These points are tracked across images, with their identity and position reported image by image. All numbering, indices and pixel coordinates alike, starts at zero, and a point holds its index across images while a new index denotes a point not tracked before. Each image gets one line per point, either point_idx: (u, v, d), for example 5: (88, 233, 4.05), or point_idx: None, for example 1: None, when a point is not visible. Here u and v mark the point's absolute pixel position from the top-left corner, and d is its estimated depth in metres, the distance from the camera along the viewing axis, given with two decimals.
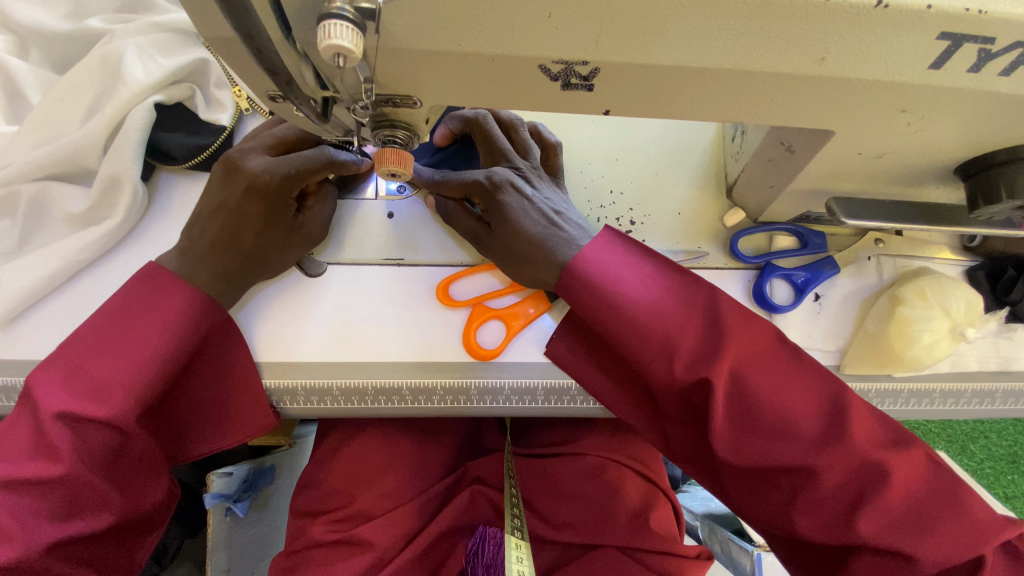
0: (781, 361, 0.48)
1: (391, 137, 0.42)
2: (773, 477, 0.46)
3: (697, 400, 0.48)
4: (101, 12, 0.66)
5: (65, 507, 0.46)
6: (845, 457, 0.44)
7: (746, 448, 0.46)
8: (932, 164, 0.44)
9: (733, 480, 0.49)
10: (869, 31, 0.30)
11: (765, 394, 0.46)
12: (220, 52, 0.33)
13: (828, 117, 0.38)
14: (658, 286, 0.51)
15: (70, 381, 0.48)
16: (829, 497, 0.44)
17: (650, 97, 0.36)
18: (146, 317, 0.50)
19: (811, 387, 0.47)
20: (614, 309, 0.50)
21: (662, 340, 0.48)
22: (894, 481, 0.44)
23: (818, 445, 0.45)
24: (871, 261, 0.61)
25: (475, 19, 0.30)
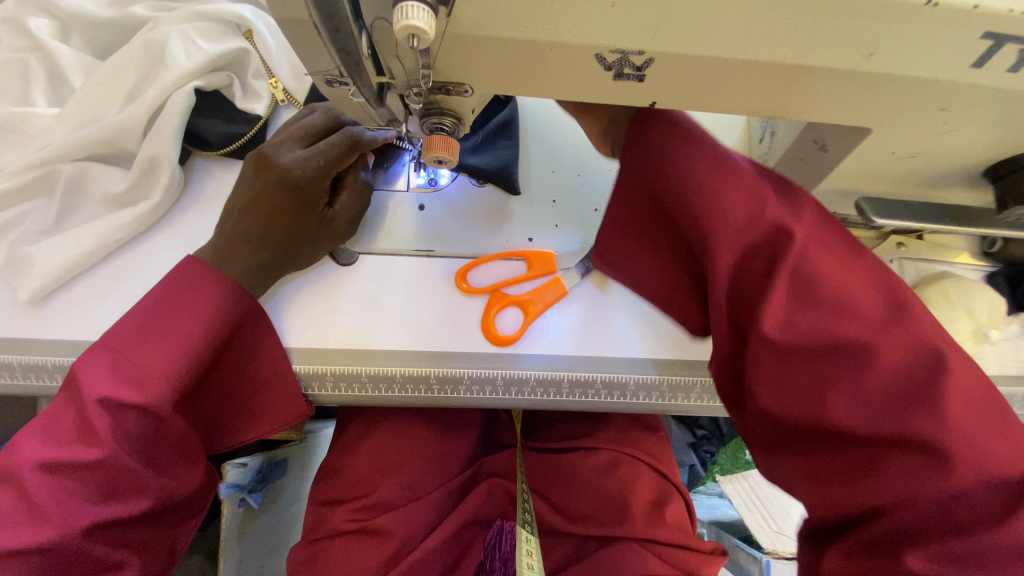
0: (854, 265, 0.41)
1: (438, 124, 0.43)
2: (821, 355, 0.38)
3: (749, 268, 0.41)
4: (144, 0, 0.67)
5: (103, 489, 0.46)
6: (910, 350, 0.37)
7: (827, 406, 0.37)
8: (963, 166, 0.46)
9: (772, 366, 0.39)
10: (919, 28, 0.31)
11: (878, 341, 0.37)
12: (287, 34, 0.34)
13: (868, 114, 0.39)
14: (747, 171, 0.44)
15: (114, 367, 0.48)
16: (881, 383, 0.37)
17: (698, 88, 0.37)
18: (188, 306, 0.51)
19: (934, 355, 0.36)
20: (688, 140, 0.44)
21: (747, 186, 0.41)
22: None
23: (882, 327, 0.38)
24: (894, 265, 0.62)
25: (539, 7, 0.31)
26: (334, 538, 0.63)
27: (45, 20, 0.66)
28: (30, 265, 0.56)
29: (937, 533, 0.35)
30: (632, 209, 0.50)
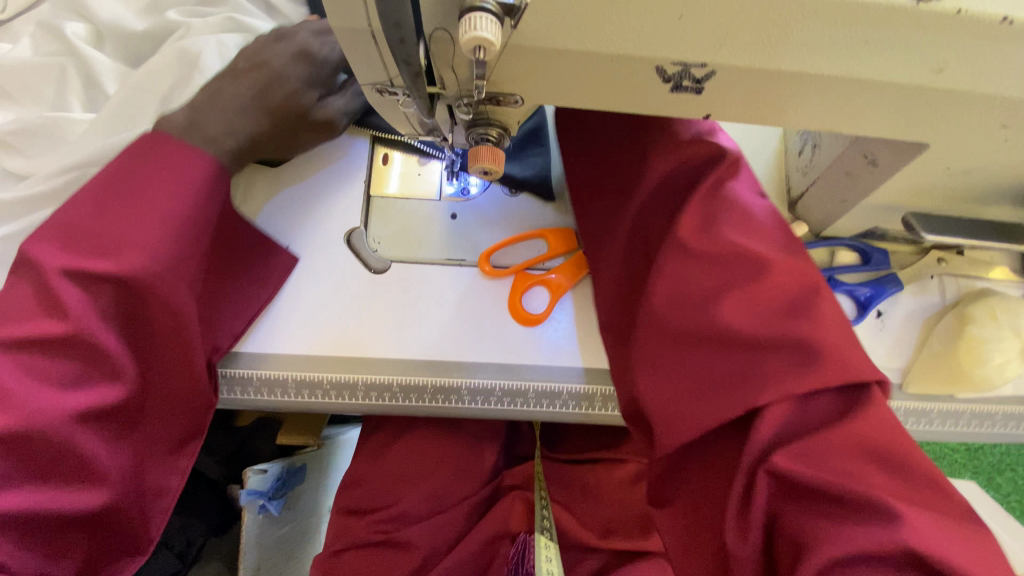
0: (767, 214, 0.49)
1: (484, 135, 0.42)
2: (717, 264, 0.47)
3: (678, 187, 0.51)
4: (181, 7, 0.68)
5: (24, 461, 0.45)
6: (794, 274, 0.45)
7: (720, 312, 0.45)
8: (1017, 183, 0.45)
9: (676, 266, 0.48)
10: (992, 43, 0.30)
11: (771, 267, 0.45)
12: (344, 43, 0.34)
13: (927, 128, 0.38)
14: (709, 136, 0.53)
15: (5, 323, 0.46)
16: (765, 297, 0.45)
17: (755, 101, 0.37)
18: (71, 258, 0.47)
19: (813, 284, 0.45)
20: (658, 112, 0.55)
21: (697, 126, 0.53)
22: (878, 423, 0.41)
23: (776, 253, 0.46)
24: (934, 281, 0.61)
25: (605, 18, 0.31)
26: (359, 548, 0.62)
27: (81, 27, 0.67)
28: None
29: (784, 413, 0.42)
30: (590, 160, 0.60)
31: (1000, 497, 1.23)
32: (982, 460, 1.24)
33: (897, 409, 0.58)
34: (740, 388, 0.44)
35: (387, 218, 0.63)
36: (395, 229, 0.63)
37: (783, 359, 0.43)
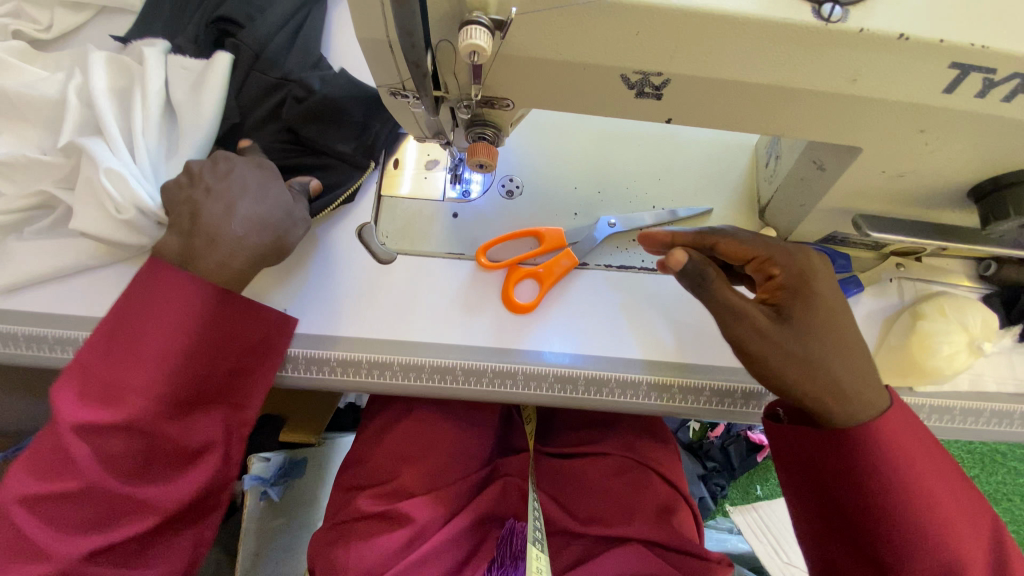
0: (916, 424, 0.48)
1: (481, 134, 0.50)
2: (859, 488, 0.47)
3: (833, 470, 0.48)
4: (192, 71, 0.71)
5: (94, 518, 0.49)
6: (954, 506, 0.47)
7: (854, 494, 0.47)
8: (948, 186, 0.51)
9: (849, 504, 0.48)
10: (894, 58, 0.37)
11: (941, 507, 0.46)
12: (365, 52, 0.42)
13: (858, 134, 0.45)
14: (857, 395, 0.47)
15: (78, 394, 0.50)
16: (931, 510, 0.46)
17: (705, 108, 0.44)
18: (141, 317, 0.52)
19: (963, 492, 0.47)
20: (843, 435, 0.47)
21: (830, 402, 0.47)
22: (905, 443, 0.47)
23: (944, 513, 0.46)
24: (893, 283, 0.67)
25: (577, 34, 0.38)
26: (359, 519, 0.67)
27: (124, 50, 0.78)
28: (10, 264, 0.65)
29: None
30: (813, 464, 0.50)
31: None
32: (978, 487, 1.26)
33: None
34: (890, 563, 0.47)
35: (394, 216, 0.70)
36: (401, 225, 0.70)
37: (926, 555, 0.45)
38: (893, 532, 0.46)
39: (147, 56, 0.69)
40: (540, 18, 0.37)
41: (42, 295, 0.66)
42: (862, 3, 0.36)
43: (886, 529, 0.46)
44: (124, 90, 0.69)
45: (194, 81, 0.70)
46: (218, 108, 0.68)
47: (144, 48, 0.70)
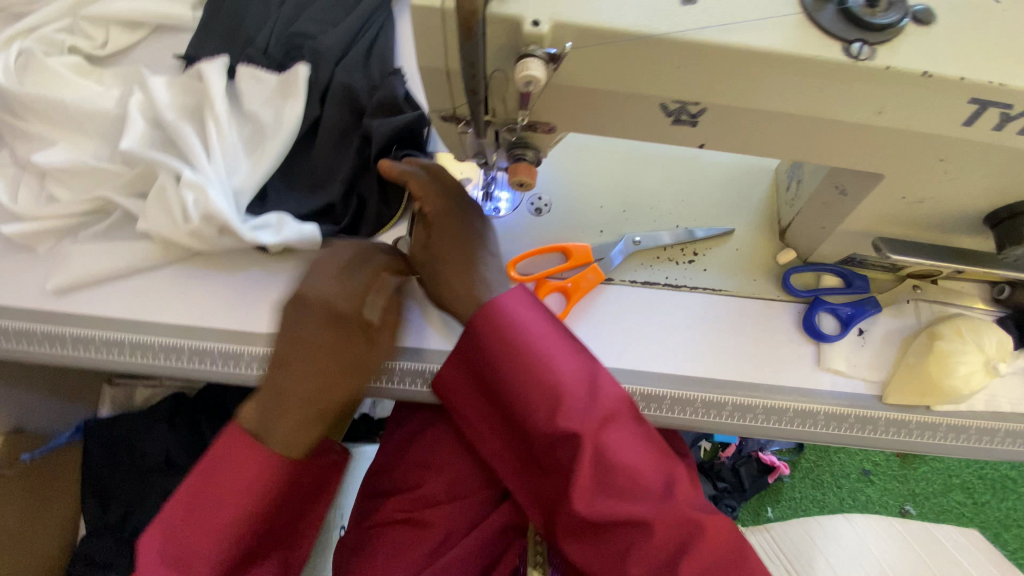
0: (632, 420, 0.54)
1: (521, 155, 0.52)
2: (622, 489, 0.52)
3: (564, 456, 0.52)
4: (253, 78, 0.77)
5: None
6: (673, 515, 0.51)
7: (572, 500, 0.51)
8: (965, 212, 0.53)
9: (568, 522, 0.54)
10: (918, 93, 0.40)
11: (662, 512, 0.51)
12: (425, 78, 0.45)
13: (880, 162, 0.48)
14: (586, 372, 0.54)
15: (162, 546, 0.49)
16: (612, 501, 0.51)
17: (738, 135, 0.47)
18: (220, 480, 0.50)
19: (670, 481, 0.53)
20: (522, 377, 0.53)
21: (554, 392, 0.52)
22: (542, 327, 0.55)
23: (660, 500, 0.52)
24: (910, 305, 0.69)
25: (623, 65, 0.41)
26: (387, 526, 0.69)
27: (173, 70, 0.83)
28: (68, 265, 0.68)
29: None
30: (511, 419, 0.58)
31: (1007, 553, 1.23)
32: (988, 514, 1.25)
33: (879, 418, 0.65)
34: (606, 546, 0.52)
35: None
36: None
37: (630, 536, 0.51)
38: (529, 396, 0.53)
39: (206, 72, 0.75)
40: (590, 51, 0.40)
41: (91, 297, 0.69)
42: (889, 42, 0.39)
43: (511, 388, 0.54)
44: (192, 109, 0.76)
45: (269, 91, 0.76)
46: (290, 116, 0.73)
47: (203, 66, 0.76)
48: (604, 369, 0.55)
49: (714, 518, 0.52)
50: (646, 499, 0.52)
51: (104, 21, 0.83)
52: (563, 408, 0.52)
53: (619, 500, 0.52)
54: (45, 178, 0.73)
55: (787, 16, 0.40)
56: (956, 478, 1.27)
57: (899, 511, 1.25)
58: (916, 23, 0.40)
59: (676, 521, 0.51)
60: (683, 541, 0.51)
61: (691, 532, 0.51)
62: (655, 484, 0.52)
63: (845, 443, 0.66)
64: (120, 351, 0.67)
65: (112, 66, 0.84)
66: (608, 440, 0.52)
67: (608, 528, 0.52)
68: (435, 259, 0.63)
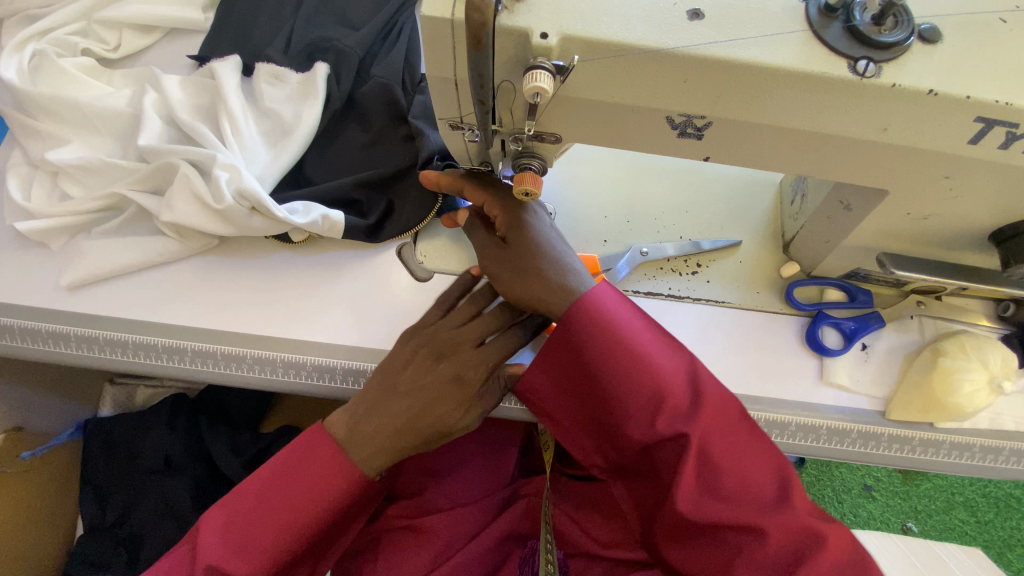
0: (736, 422, 0.52)
1: (527, 164, 0.52)
2: (728, 492, 0.50)
3: (666, 457, 0.51)
4: (271, 76, 0.79)
5: None
6: (785, 523, 0.49)
7: (673, 503, 0.50)
8: (971, 229, 0.53)
9: (671, 525, 0.53)
10: (924, 111, 0.40)
11: (772, 517, 0.49)
12: (434, 87, 0.46)
13: (885, 178, 0.48)
14: (681, 369, 0.53)
15: (227, 533, 0.51)
16: (719, 503, 0.50)
17: (744, 149, 0.47)
18: (298, 470, 0.52)
19: (782, 487, 0.51)
20: (617, 376, 0.52)
21: (650, 391, 0.51)
22: (635, 324, 0.54)
23: (770, 507, 0.50)
24: (914, 320, 0.69)
25: (630, 78, 0.41)
26: (387, 529, 0.69)
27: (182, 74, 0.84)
28: (79, 261, 0.69)
29: None
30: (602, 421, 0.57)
31: (1011, 573, 1.21)
32: (991, 533, 1.24)
33: (881, 434, 0.65)
34: (712, 552, 0.51)
35: (434, 237, 0.74)
36: (438, 246, 0.73)
37: (732, 540, 0.50)
38: (625, 394, 0.52)
39: (218, 68, 0.78)
40: (598, 64, 0.41)
41: (97, 296, 0.69)
42: (895, 60, 0.40)
43: (605, 386, 0.52)
44: (209, 107, 0.78)
45: (287, 86, 0.79)
46: (314, 110, 0.75)
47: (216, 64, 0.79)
48: (702, 366, 0.53)
49: (833, 528, 0.50)
50: (753, 501, 0.50)
51: (118, 24, 0.84)
52: (665, 406, 0.51)
53: (724, 502, 0.50)
54: (57, 177, 0.74)
55: (794, 32, 0.40)
56: (959, 495, 1.26)
57: (902, 528, 1.24)
58: (923, 42, 0.40)
59: (791, 529, 0.49)
60: (797, 548, 0.49)
61: (806, 540, 0.49)
62: (766, 488, 0.51)
63: (847, 458, 0.65)
64: (124, 352, 0.67)
65: (124, 69, 0.85)
66: (711, 440, 0.51)
67: (709, 531, 0.51)
68: (517, 258, 0.58)
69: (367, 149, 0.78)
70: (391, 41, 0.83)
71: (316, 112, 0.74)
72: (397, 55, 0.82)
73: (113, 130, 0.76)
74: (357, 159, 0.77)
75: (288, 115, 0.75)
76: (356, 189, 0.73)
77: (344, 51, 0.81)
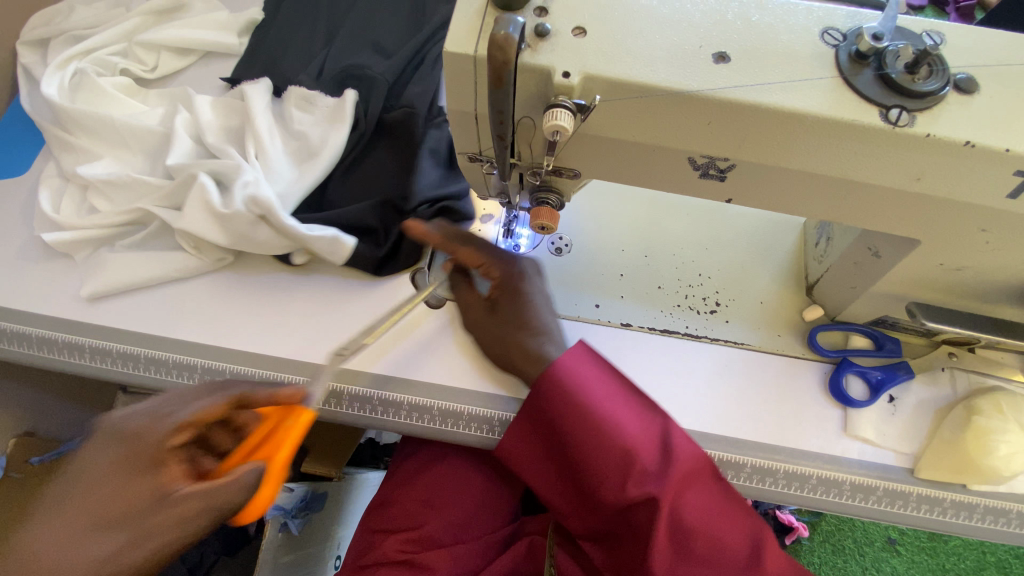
0: (706, 482, 0.53)
1: (544, 199, 0.52)
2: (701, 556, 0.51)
3: (640, 523, 0.52)
4: (301, 100, 0.81)
5: None
6: None
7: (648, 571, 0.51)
8: (1008, 282, 0.51)
9: None
10: (960, 162, 0.39)
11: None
12: (455, 120, 0.46)
13: (917, 228, 0.46)
14: (653, 433, 0.53)
15: None
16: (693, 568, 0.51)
17: (769, 192, 0.45)
18: None
19: (755, 547, 0.52)
20: (590, 443, 0.52)
21: (622, 457, 0.51)
22: (604, 388, 0.55)
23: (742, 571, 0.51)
24: (945, 373, 0.65)
25: (652, 118, 0.41)
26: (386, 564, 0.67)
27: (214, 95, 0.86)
28: (100, 272, 0.70)
29: None
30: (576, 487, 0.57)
31: None
32: None
33: (910, 493, 0.61)
34: None
35: (450, 264, 0.73)
36: None
37: None
38: (598, 461, 0.52)
39: (249, 90, 0.80)
40: (620, 104, 0.40)
41: (114, 310, 0.70)
42: (930, 110, 0.38)
43: (580, 451, 0.52)
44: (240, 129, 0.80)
45: (316, 110, 0.80)
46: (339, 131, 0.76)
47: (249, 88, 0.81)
48: (673, 426, 0.54)
49: None
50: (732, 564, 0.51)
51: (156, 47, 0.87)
52: (637, 469, 0.51)
53: (699, 565, 0.51)
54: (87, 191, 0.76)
55: (823, 77, 0.39)
56: (990, 555, 1.19)
57: None
58: (959, 92, 0.39)
59: None
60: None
61: None
62: (739, 550, 0.52)
63: (872, 518, 0.62)
64: (134, 365, 0.67)
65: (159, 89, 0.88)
66: (684, 500, 0.51)
67: None
68: (507, 318, 0.61)
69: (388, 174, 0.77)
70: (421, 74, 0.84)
71: (345, 135, 0.75)
72: (428, 91, 0.83)
73: (142, 146, 0.78)
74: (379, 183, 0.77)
75: (314, 137, 0.76)
76: (374, 213, 0.72)
77: (371, 82, 0.82)
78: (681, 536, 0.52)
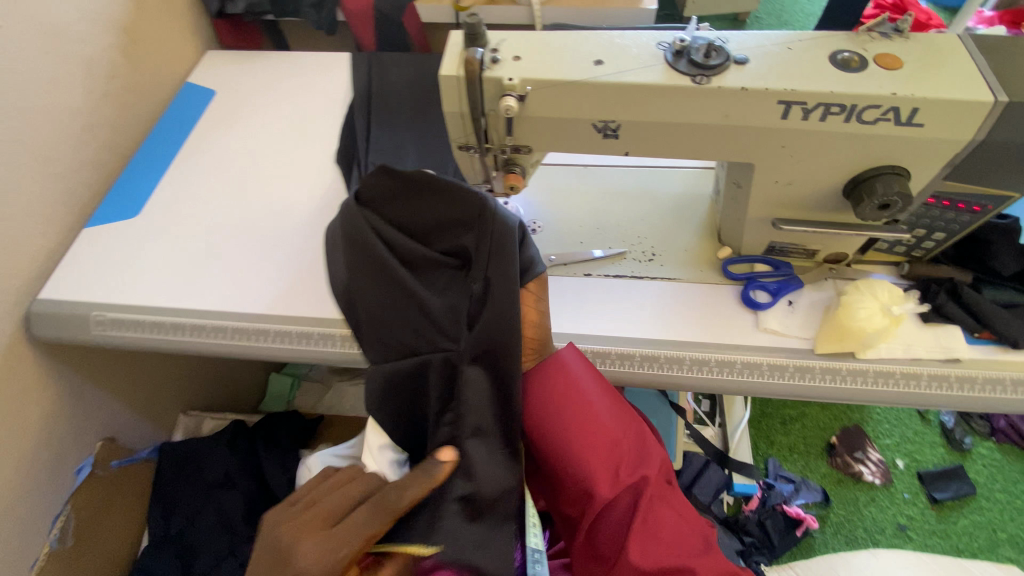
0: (669, 486, 0.70)
1: (512, 169, 0.79)
2: (663, 540, 0.65)
3: (621, 499, 0.66)
4: (285, 222, 1.05)
5: None
6: (714, 566, 0.65)
7: (609, 522, 0.67)
8: (825, 191, 0.75)
9: (594, 538, 0.68)
10: (744, 101, 0.65)
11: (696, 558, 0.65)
12: (448, 118, 0.74)
13: (747, 155, 0.72)
14: (622, 435, 0.70)
15: None
16: (646, 527, 0.65)
17: (648, 142, 0.72)
18: None
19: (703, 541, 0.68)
20: (586, 419, 0.70)
21: (609, 447, 0.69)
22: (608, 396, 0.72)
23: (703, 550, 0.67)
24: (829, 282, 0.88)
25: (565, 100, 0.69)
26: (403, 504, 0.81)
27: (269, 159, 1.16)
28: (126, 295, 0.96)
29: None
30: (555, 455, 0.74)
31: None
32: None
33: (814, 367, 0.81)
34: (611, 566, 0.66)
35: None
36: None
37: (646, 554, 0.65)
38: (586, 445, 0.68)
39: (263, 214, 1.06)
40: (543, 93, 0.69)
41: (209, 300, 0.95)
42: (720, 74, 0.66)
43: (572, 451, 0.68)
44: (302, 199, 1.08)
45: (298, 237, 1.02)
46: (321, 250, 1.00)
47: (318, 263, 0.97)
48: (648, 435, 0.72)
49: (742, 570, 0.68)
50: (620, 519, 0.66)
51: (233, 132, 1.21)
52: (624, 455, 0.69)
53: (663, 549, 0.65)
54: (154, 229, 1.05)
55: (657, 65, 0.67)
56: None
57: None
58: (736, 64, 0.66)
59: (718, 568, 0.65)
60: (660, 564, 0.64)
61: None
62: (699, 541, 0.67)
63: (789, 389, 0.81)
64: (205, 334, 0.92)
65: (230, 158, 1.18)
66: (658, 495, 0.67)
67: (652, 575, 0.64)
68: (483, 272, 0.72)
69: (446, 319, 0.72)
70: (394, 172, 0.68)
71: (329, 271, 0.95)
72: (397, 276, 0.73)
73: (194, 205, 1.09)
74: (405, 319, 0.73)
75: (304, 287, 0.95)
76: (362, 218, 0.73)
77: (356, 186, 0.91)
78: (649, 523, 0.65)
